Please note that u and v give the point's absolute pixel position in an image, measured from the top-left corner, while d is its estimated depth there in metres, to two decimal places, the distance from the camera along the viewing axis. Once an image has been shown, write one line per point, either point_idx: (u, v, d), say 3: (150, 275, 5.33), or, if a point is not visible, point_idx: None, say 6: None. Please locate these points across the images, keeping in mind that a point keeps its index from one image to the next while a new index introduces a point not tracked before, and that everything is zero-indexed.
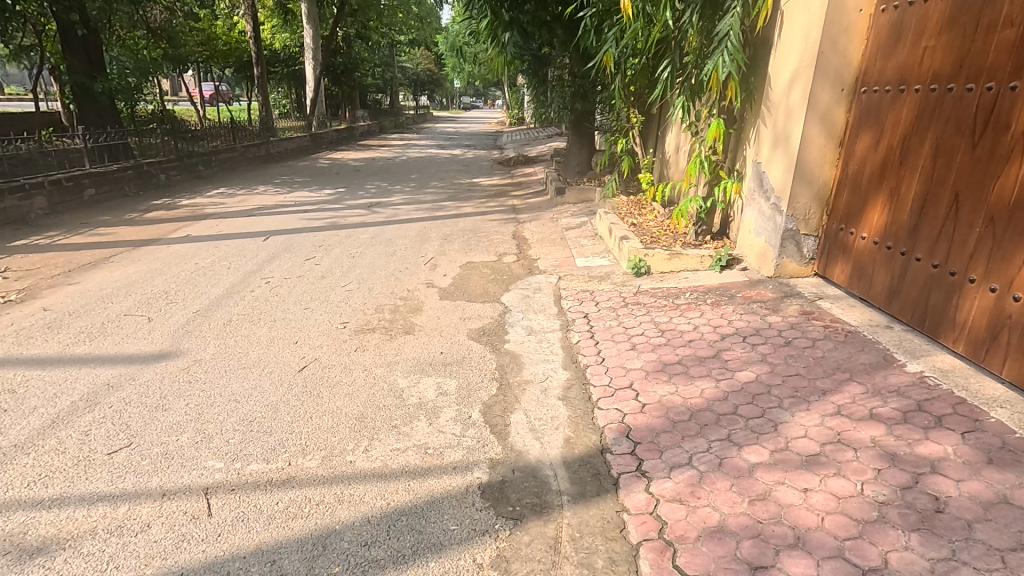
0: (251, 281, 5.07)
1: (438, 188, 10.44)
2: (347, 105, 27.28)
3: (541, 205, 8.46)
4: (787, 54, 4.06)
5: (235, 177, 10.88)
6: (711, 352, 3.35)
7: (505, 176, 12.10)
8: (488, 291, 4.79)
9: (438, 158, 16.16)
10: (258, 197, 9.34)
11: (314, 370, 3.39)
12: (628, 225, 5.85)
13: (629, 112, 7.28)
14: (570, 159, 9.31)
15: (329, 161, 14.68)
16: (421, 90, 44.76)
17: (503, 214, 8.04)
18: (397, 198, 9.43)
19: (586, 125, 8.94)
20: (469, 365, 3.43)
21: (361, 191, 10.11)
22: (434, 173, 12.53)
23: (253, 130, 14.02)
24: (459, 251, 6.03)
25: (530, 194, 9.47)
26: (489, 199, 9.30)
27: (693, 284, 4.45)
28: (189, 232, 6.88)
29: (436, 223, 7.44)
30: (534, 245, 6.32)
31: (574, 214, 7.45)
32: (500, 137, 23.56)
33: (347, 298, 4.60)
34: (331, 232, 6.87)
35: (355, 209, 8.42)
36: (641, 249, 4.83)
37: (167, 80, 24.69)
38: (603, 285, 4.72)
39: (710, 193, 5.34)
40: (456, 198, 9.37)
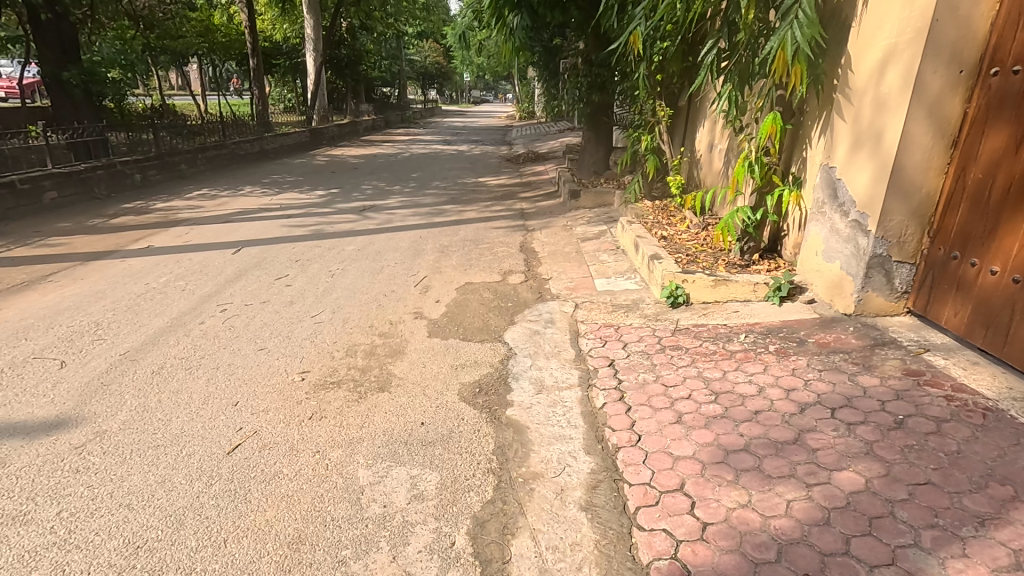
0: (204, 308, 4.22)
1: (439, 189, 9.54)
2: (351, 99, 26.39)
3: (552, 209, 7.54)
4: (879, 26, 3.10)
5: (222, 176, 10.07)
6: (790, 434, 2.42)
7: (514, 175, 11.17)
8: (488, 323, 3.90)
9: (442, 155, 15.25)
10: (242, 200, 8.52)
11: (248, 452, 2.52)
12: (657, 238, 4.93)
13: (655, 105, 6.32)
14: (584, 158, 8.34)
15: (328, 158, 13.84)
16: (429, 84, 43.77)
17: (510, 220, 7.13)
18: (393, 200, 8.55)
19: (603, 120, 7.97)
20: (458, 446, 2.54)
21: (356, 192, 9.25)
22: (437, 171, 11.63)
23: (246, 125, 13.21)
24: (457, 267, 5.15)
25: (541, 197, 8.54)
26: (495, 202, 8.40)
27: (747, 322, 3.52)
28: (151, 242, 6.04)
29: (433, 231, 6.57)
30: (545, 260, 5.42)
31: (590, 222, 6.52)
32: (510, 132, 22.54)
33: (314, 334, 3.74)
34: (312, 243, 6.03)
35: (345, 214, 7.57)
36: (677, 274, 3.91)
37: (168, 74, 23.97)
38: (632, 320, 3.81)
39: (759, 202, 4.39)
40: (458, 201, 8.47)
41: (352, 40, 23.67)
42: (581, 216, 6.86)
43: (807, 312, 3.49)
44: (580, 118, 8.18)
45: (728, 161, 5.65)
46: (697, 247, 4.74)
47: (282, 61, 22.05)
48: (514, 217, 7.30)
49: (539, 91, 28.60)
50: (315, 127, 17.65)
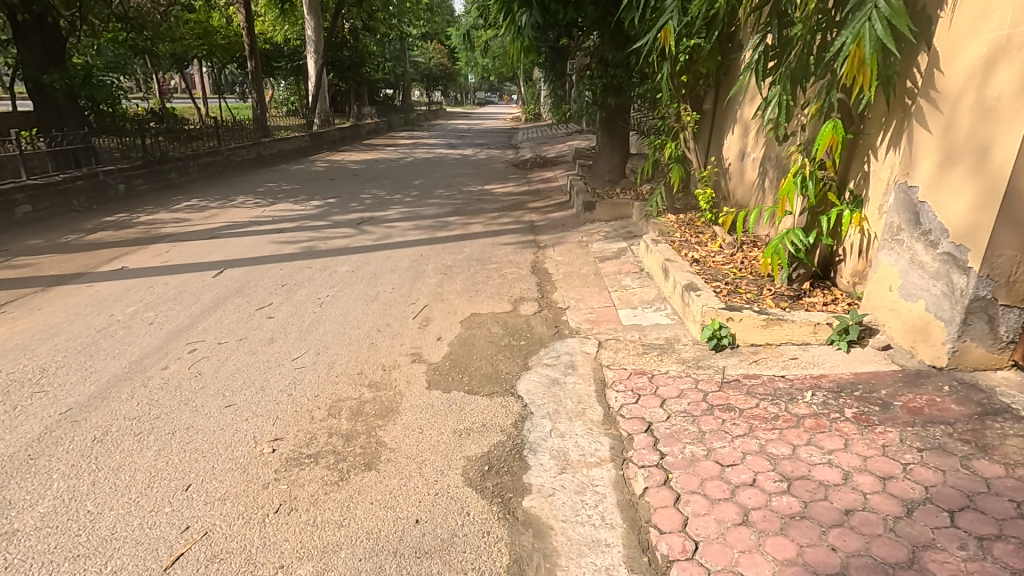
0: (170, 346, 3.68)
1: (442, 198, 8.97)
2: (354, 101, 25.88)
3: (565, 222, 6.96)
4: (982, 17, 2.54)
5: (213, 185, 9.55)
6: (902, 553, 1.83)
7: (522, 182, 10.59)
8: (498, 368, 3.33)
9: (446, 159, 14.69)
10: (232, 211, 7.99)
11: (191, 567, 1.96)
12: (689, 262, 4.33)
13: (679, 109, 5.73)
14: (598, 165, 7.74)
15: (327, 164, 13.30)
16: (433, 85, 43.22)
17: (519, 235, 6.56)
18: (393, 211, 7.98)
19: (619, 125, 7.38)
20: (463, 561, 1.97)
21: (354, 202, 8.70)
22: (441, 178, 11.07)
23: (242, 130, 12.71)
24: (461, 294, 4.59)
25: (551, 207, 7.96)
26: (502, 213, 7.83)
27: (810, 373, 2.92)
28: (125, 262, 5.51)
29: (436, 247, 6.01)
30: (559, 284, 4.84)
31: (608, 238, 5.94)
32: (516, 135, 21.95)
33: (292, 385, 3.18)
34: (302, 263, 5.49)
35: (341, 228, 7.02)
36: (721, 311, 3.31)
37: (167, 76, 23.54)
38: (668, 366, 3.22)
39: (810, 222, 3.81)
40: (463, 212, 7.90)
41: (355, 41, 23.16)
42: (597, 232, 6.28)
43: (884, 362, 2.89)
44: (594, 123, 7.60)
45: (764, 173, 5.06)
46: (736, 273, 4.14)
47: (282, 64, 21.70)
48: (523, 231, 6.72)
49: (545, 93, 27.98)
50: (315, 130, 17.13)
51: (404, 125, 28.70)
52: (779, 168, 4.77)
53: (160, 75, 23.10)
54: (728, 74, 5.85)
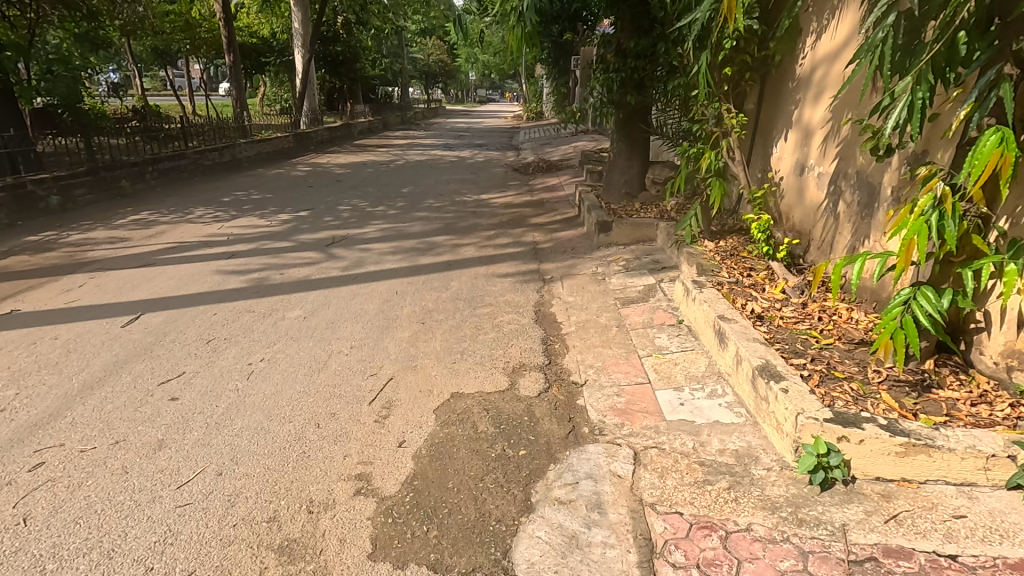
0: (5, 457, 2.53)
1: (431, 211, 7.82)
2: (349, 98, 24.72)
3: (574, 245, 5.80)
4: None
5: (172, 194, 8.42)
6: None
7: (523, 191, 9.41)
8: (483, 513, 2.18)
9: (441, 162, 13.53)
10: (184, 227, 6.85)
11: None
12: (750, 321, 3.16)
13: (721, 111, 4.57)
14: (612, 175, 6.55)
15: (310, 168, 12.15)
16: (433, 83, 41.93)
17: (520, 262, 5.40)
18: (372, 228, 6.84)
19: (637, 128, 6.23)
20: None
21: (330, 216, 7.54)
22: (433, 186, 9.91)
23: (216, 131, 11.58)
24: (441, 358, 3.44)
25: (556, 224, 6.80)
26: (499, 231, 6.67)
27: (1000, 557, 1.79)
28: (19, 303, 4.36)
29: (417, 280, 4.87)
30: (571, 339, 3.69)
31: (630, 271, 4.77)
32: (516, 135, 20.71)
33: (160, 545, 2.03)
34: (245, 303, 4.35)
35: (306, 251, 5.87)
36: (828, 426, 2.14)
37: (150, 71, 22.38)
38: (750, 517, 2.06)
39: (941, 278, 2.62)
40: (453, 230, 6.74)
41: (349, 35, 21.96)
42: (615, 261, 5.12)
43: None
44: (607, 126, 6.44)
45: (838, 195, 3.90)
46: (819, 342, 2.98)
47: (272, 59, 20.65)
48: (524, 257, 5.57)
49: (549, 91, 26.67)
50: (301, 130, 15.96)
51: (401, 123, 27.51)
52: (862, 189, 3.62)
53: (144, 71, 21.99)
54: (779, 67, 4.74)
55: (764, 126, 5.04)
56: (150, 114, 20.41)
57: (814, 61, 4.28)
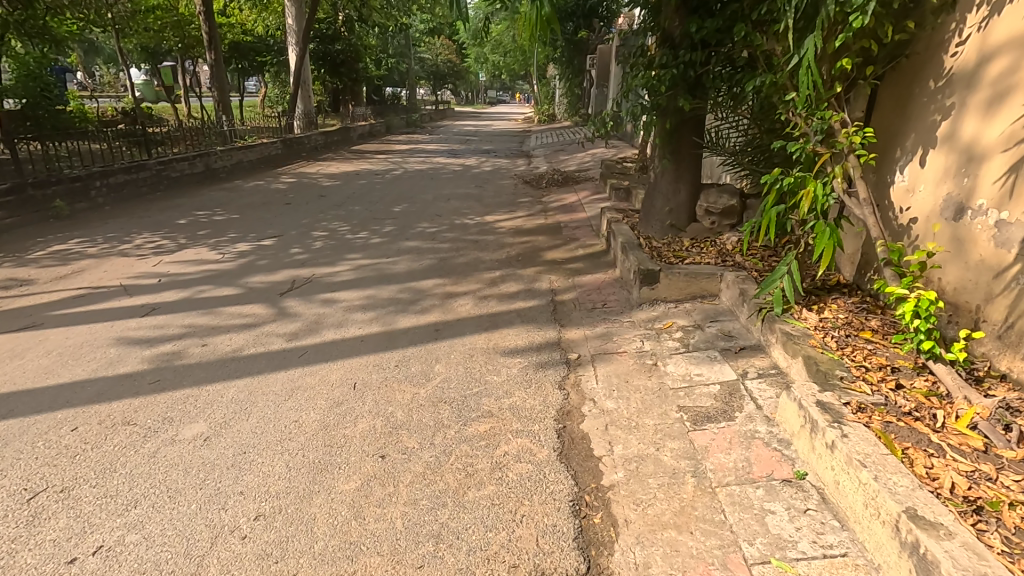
0: None
1: (422, 239, 6.40)
2: (351, 99, 23.45)
3: (604, 299, 4.36)
4: None
5: (118, 217, 7.10)
6: None
7: (534, 210, 7.96)
8: None
9: (444, 172, 12.12)
10: (112, 262, 5.50)
11: None
12: (969, 526, 1.69)
13: (835, 123, 3.10)
14: (651, 203, 5.09)
15: (295, 179, 10.78)
16: (440, 84, 40.58)
17: (533, 326, 3.97)
18: (345, 265, 5.44)
19: (687, 143, 4.77)
20: None
21: (298, 246, 6.15)
22: (429, 203, 8.49)
23: (188, 137, 10.24)
24: (398, 552, 2.01)
25: (578, 261, 5.35)
26: (505, 270, 5.24)
27: None
28: None
29: (387, 361, 3.45)
30: (619, 503, 2.24)
31: (693, 356, 3.30)
32: (527, 140, 19.30)
33: None
34: (126, 408, 2.95)
35: (251, 302, 4.48)
36: None
37: (143, 71, 21.28)
38: None
39: None
40: (446, 269, 5.31)
41: (350, 32, 20.57)
42: (665, 332, 3.68)
43: None
44: (648, 140, 4.99)
45: None
46: None
47: (269, 58, 19.44)
48: (538, 317, 4.13)
49: (561, 93, 25.23)
50: (292, 134, 14.63)
51: (405, 126, 26.17)
52: None
53: (134, 70, 20.84)
54: (913, 60, 3.28)
55: (881, 145, 3.57)
56: (140, 116, 19.32)
57: (987, 49, 2.81)
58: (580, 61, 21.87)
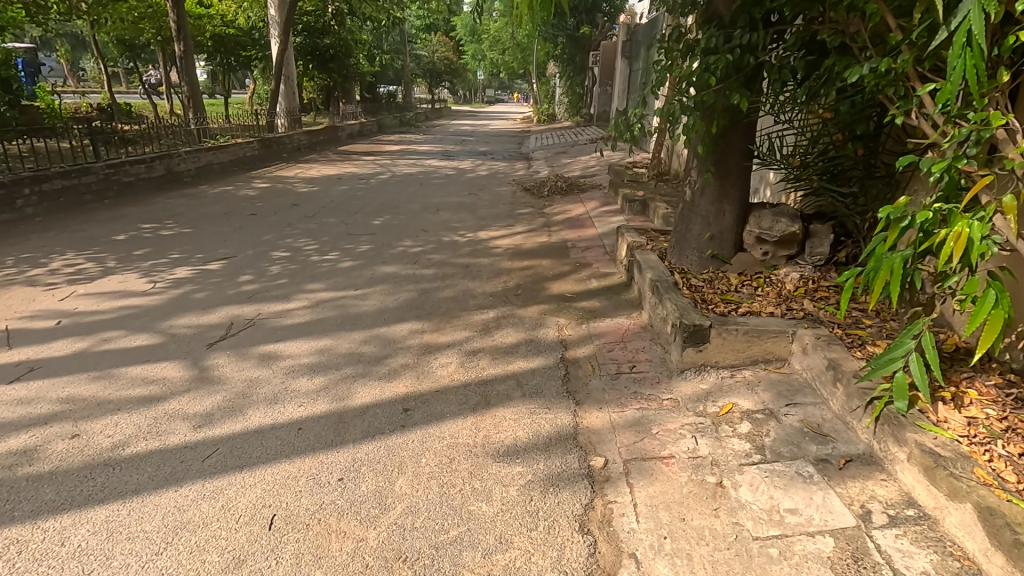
0: None
1: (401, 263, 5.32)
2: (342, 98, 22.41)
3: (631, 359, 3.30)
4: None
5: (45, 231, 6.02)
6: None
7: (535, 224, 6.90)
8: None
9: (435, 176, 11.06)
10: (11, 293, 4.42)
11: None
12: None
13: (1006, 127, 2.03)
14: (685, 226, 4.04)
15: (268, 184, 9.72)
16: (437, 82, 39.51)
17: (537, 403, 2.91)
18: (301, 301, 4.36)
19: (737, 152, 3.72)
20: None
21: (250, 272, 5.07)
22: (414, 215, 7.42)
23: (148, 136, 9.17)
24: None
25: (592, 297, 4.29)
26: (501, 309, 4.17)
27: None
28: None
29: (325, 473, 2.38)
30: None
31: (776, 472, 2.25)
32: (526, 142, 18.27)
33: None
34: None
35: (166, 358, 3.41)
36: None
37: (122, 64, 20.18)
38: None
39: None
40: (428, 307, 4.24)
41: (340, 25, 19.53)
42: (725, 421, 2.63)
43: None
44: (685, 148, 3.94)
45: None
46: None
47: (254, 53, 18.35)
48: (544, 388, 3.07)
49: (562, 92, 24.26)
50: (273, 133, 13.54)
51: (399, 125, 25.11)
52: None
53: (112, 64, 19.75)
54: None
55: None
56: (116, 113, 18.28)
57: None
58: (582, 58, 20.95)
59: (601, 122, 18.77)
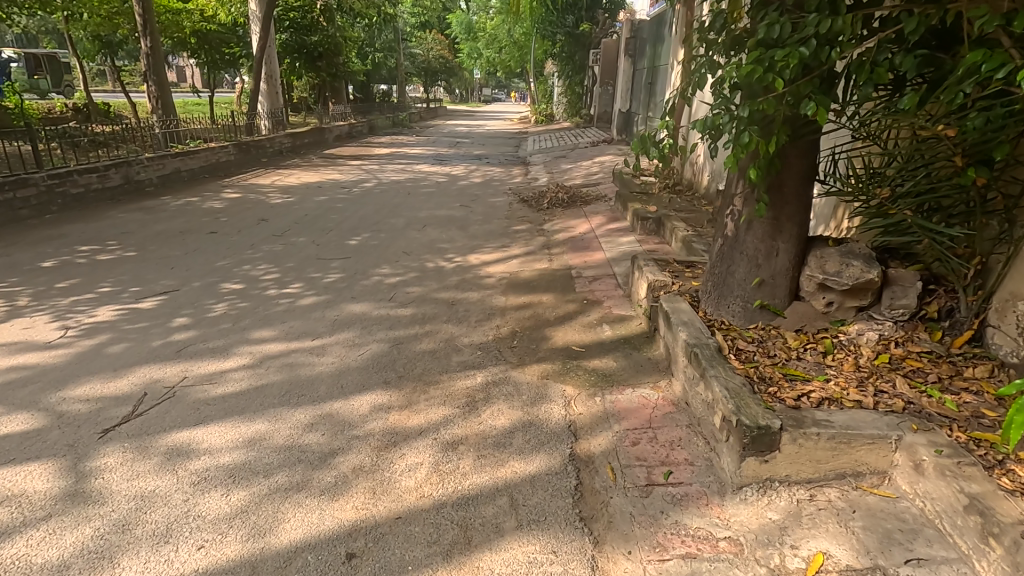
0: None
1: (374, 299, 4.45)
2: (332, 97, 21.53)
3: (666, 461, 2.44)
4: None
5: None
6: None
7: (533, 245, 6.04)
8: None
9: (425, 184, 10.19)
10: None
11: None
12: None
13: None
14: (727, 267, 3.16)
15: (240, 194, 8.84)
16: (433, 82, 38.64)
17: (538, 545, 2.05)
18: (241, 358, 3.48)
19: (797, 172, 2.87)
20: None
21: (189, 312, 4.20)
22: (396, 234, 6.55)
23: (104, 142, 8.28)
24: None
25: (605, 354, 3.43)
26: (492, 370, 3.31)
27: None
28: None
29: None
30: None
31: None
32: (525, 144, 17.41)
33: None
34: None
35: (40, 455, 2.54)
36: None
37: (101, 62, 19.28)
38: None
39: None
40: (401, 366, 3.37)
41: (328, 21, 18.62)
42: None
43: None
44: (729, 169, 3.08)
45: None
46: None
47: (237, 50, 17.45)
48: (547, 512, 2.20)
49: (560, 92, 23.45)
50: (253, 136, 12.65)
51: (391, 126, 24.24)
52: None
53: (89, 62, 18.85)
54: None
55: None
56: (93, 113, 17.38)
57: None
58: (581, 56, 20.15)
59: (603, 123, 18.00)
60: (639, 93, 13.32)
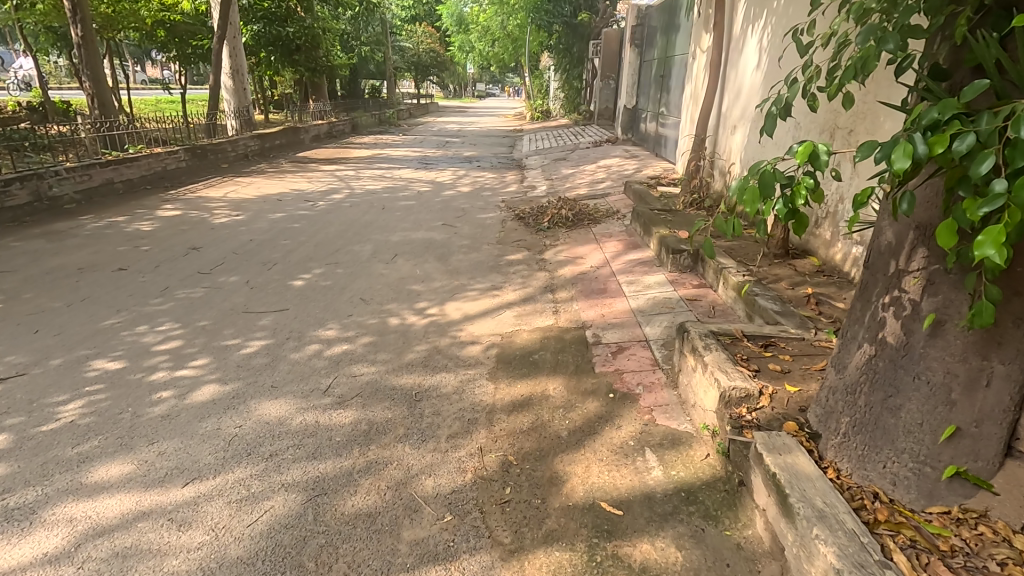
0: None
1: (302, 393, 3.05)
2: (313, 93, 20.05)
3: None
4: None
5: None
6: None
7: (532, 286, 4.63)
8: None
9: (405, 195, 8.78)
10: None
11: None
12: None
13: None
14: (891, 396, 1.76)
15: (181, 210, 7.41)
16: (424, 77, 37.17)
17: None
18: (46, 538, 2.07)
19: None
20: None
21: (14, 422, 2.78)
22: (357, 269, 5.15)
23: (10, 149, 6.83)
24: None
25: (658, 527, 2.04)
26: (467, 569, 1.92)
27: None
28: None
29: None
30: None
31: None
32: (520, 144, 16.03)
33: None
34: None
35: None
36: None
37: (60, 57, 17.74)
38: None
39: None
40: (311, 558, 1.98)
41: (306, 11, 17.09)
42: None
43: None
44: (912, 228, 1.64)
45: None
46: None
47: (206, 42, 15.96)
48: None
49: (557, 86, 22.01)
50: (213, 137, 11.18)
51: (377, 124, 22.75)
52: None
53: (46, 56, 17.31)
54: None
55: None
56: (48, 112, 15.86)
57: None
58: (580, 48, 18.73)
59: (604, 121, 16.66)
60: (647, 87, 11.88)
